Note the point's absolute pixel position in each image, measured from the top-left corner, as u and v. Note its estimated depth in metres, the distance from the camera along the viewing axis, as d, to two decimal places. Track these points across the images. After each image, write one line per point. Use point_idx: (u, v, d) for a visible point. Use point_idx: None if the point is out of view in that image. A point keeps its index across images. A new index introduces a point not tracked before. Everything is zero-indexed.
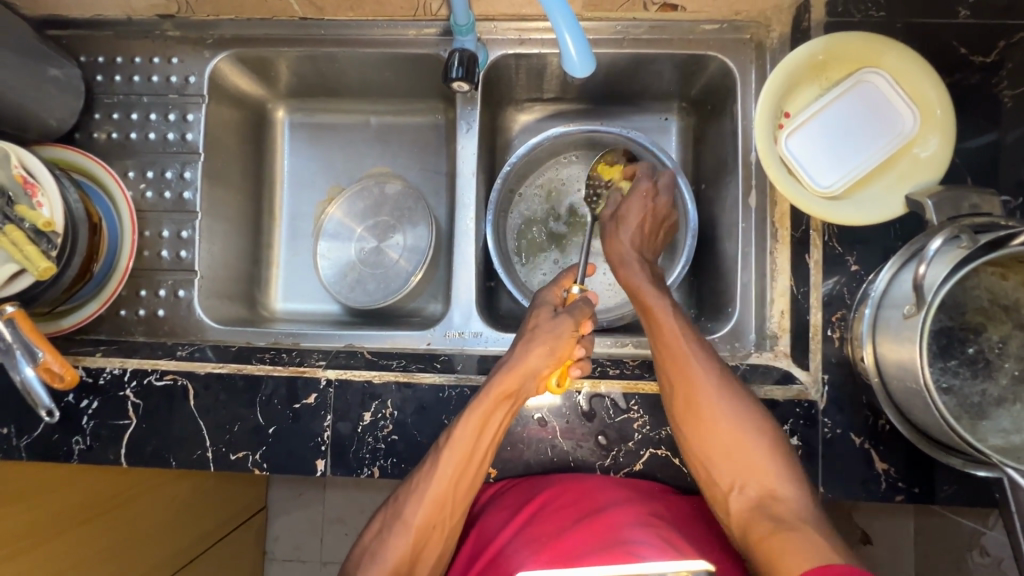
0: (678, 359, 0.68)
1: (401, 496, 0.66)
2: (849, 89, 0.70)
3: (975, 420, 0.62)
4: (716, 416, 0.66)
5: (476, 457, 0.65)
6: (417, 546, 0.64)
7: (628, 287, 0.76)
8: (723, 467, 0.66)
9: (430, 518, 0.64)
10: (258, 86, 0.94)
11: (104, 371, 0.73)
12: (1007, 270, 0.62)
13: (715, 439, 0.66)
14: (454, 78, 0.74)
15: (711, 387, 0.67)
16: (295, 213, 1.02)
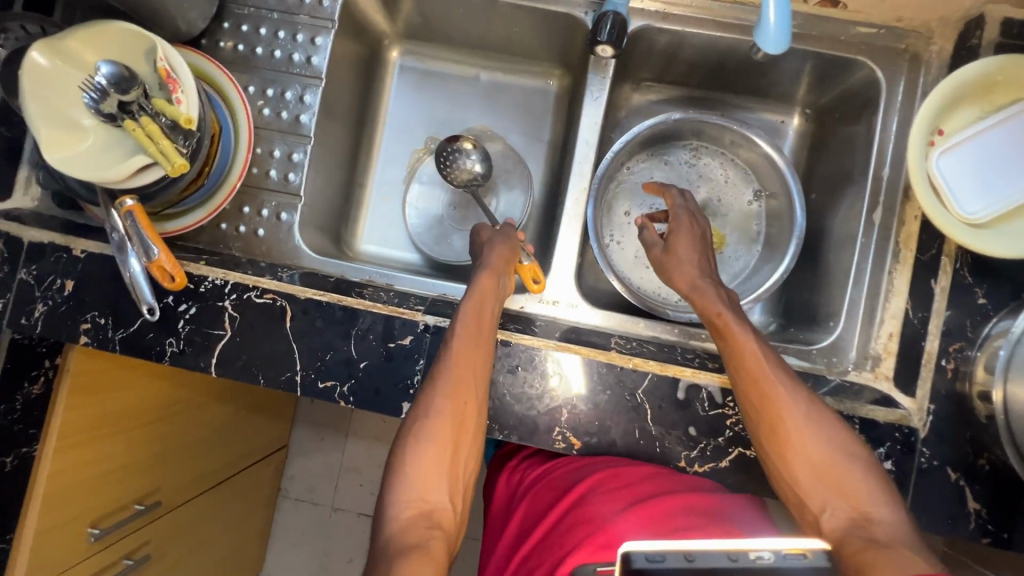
0: (758, 382, 0.63)
1: (408, 430, 0.63)
2: (1013, 117, 0.67)
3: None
4: (802, 427, 0.61)
5: (471, 386, 0.65)
6: (427, 479, 0.60)
7: (702, 296, 0.71)
8: (812, 488, 0.59)
9: (437, 448, 0.61)
10: (381, 22, 0.92)
11: (206, 280, 0.73)
12: None
13: (799, 454, 0.60)
14: (601, 40, 0.72)
15: (796, 408, 0.62)
16: (391, 157, 1.00)
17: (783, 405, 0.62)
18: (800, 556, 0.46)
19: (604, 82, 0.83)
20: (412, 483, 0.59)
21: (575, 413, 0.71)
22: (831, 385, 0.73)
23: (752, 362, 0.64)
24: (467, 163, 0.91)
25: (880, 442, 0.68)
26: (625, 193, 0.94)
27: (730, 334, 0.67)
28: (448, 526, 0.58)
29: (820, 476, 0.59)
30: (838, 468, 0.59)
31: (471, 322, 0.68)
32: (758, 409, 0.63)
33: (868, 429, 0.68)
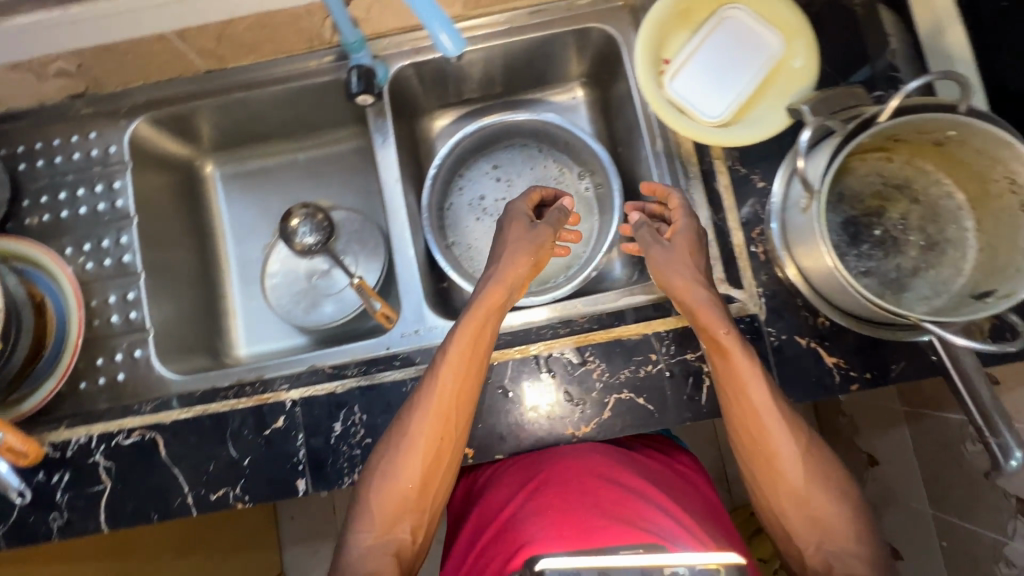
0: (751, 413, 0.66)
1: (372, 468, 0.68)
2: (716, 27, 0.77)
3: (900, 293, 0.67)
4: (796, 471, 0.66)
5: (455, 420, 0.68)
6: (397, 510, 0.68)
7: (705, 313, 0.66)
8: (803, 527, 0.66)
9: (408, 482, 0.67)
10: (184, 146, 0.97)
11: (71, 443, 0.73)
12: (890, 152, 0.69)
13: (792, 495, 0.67)
14: (355, 93, 0.79)
15: (793, 451, 0.66)
16: (243, 259, 1.04)
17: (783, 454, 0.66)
18: (713, 570, 0.53)
19: (387, 123, 0.88)
20: (375, 515, 0.67)
21: None
22: (682, 306, 0.76)
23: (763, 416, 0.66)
24: (299, 237, 1.01)
25: None
26: (459, 191, 1.01)
27: (733, 362, 0.65)
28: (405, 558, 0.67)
29: (801, 516, 0.66)
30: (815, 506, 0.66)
31: (468, 351, 0.68)
32: (755, 444, 0.67)
33: None
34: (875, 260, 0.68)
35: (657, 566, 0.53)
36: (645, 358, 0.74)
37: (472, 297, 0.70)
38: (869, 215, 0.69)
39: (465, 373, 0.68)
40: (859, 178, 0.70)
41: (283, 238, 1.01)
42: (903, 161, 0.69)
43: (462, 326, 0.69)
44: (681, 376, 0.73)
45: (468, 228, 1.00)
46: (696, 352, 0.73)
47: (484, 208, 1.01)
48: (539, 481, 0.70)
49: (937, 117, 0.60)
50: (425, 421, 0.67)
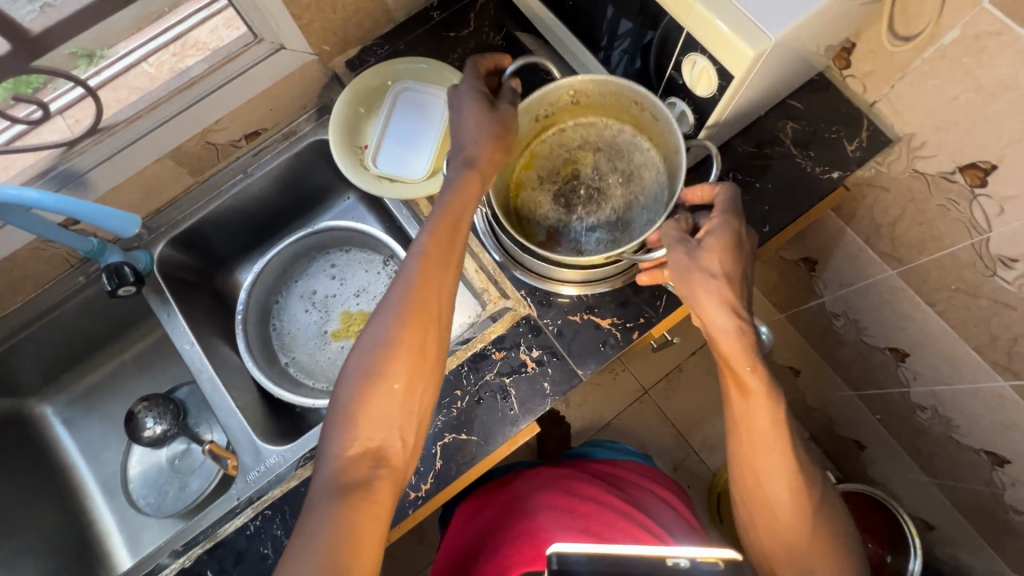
0: (753, 437, 0.67)
1: (350, 376, 0.62)
2: (394, 104, 0.89)
3: (627, 228, 0.77)
4: (788, 486, 0.66)
5: (434, 315, 0.64)
6: (389, 414, 0.62)
7: (705, 309, 0.65)
8: (781, 551, 0.67)
9: (393, 380, 0.62)
10: (0, 402, 1.00)
11: None
12: (557, 125, 0.79)
13: (783, 520, 0.67)
14: (111, 289, 0.87)
15: (784, 475, 0.66)
16: (104, 476, 1.04)
17: (772, 469, 0.66)
18: (712, 562, 0.56)
19: (168, 299, 0.94)
20: (360, 426, 0.61)
21: None
22: (472, 333, 0.81)
23: (765, 436, 0.66)
24: (148, 428, 1.00)
25: (517, 344, 0.79)
26: (281, 313, 1.05)
27: (715, 333, 0.66)
28: (366, 532, 0.57)
29: (779, 531, 0.67)
30: (804, 533, 0.66)
31: (433, 286, 0.64)
32: (746, 464, 0.68)
33: (500, 344, 0.80)
34: (594, 215, 0.77)
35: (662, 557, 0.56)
36: (452, 396, 0.78)
37: (443, 193, 0.67)
38: (573, 178, 0.79)
39: (446, 265, 0.65)
40: (552, 156, 0.80)
41: (130, 435, 1.00)
42: (573, 124, 0.79)
43: (414, 257, 0.65)
44: (489, 397, 0.78)
45: (298, 342, 1.04)
46: (493, 370, 0.79)
47: (313, 317, 1.06)
48: (572, 504, 0.81)
49: (555, 87, 0.72)
50: (400, 355, 0.62)
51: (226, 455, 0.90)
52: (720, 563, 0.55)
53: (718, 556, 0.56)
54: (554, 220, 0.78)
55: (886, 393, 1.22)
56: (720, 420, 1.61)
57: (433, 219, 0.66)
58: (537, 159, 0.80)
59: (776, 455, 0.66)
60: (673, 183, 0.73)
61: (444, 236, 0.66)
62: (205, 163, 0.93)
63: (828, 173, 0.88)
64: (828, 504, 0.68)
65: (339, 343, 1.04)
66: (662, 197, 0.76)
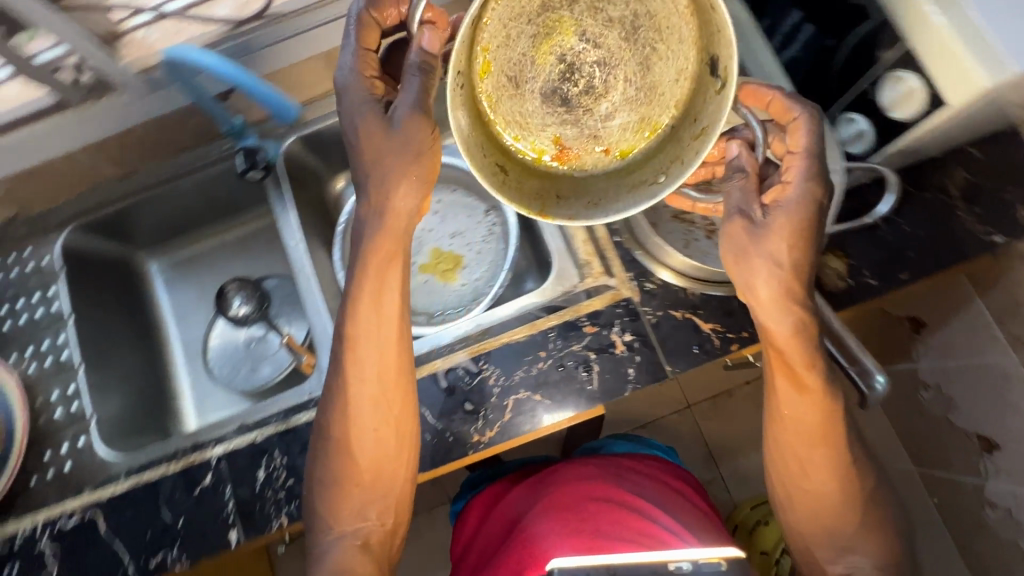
0: (788, 423, 0.69)
1: (325, 406, 0.74)
2: None
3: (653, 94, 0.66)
4: (830, 477, 0.69)
5: (401, 350, 0.72)
6: (362, 431, 0.71)
7: (762, 310, 0.66)
8: (819, 530, 0.70)
9: (365, 403, 0.71)
10: (115, 247, 1.06)
11: (19, 534, 0.78)
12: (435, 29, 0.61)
13: (824, 503, 0.70)
14: (241, 169, 0.94)
15: (826, 457, 0.69)
16: (187, 340, 1.12)
17: (817, 463, 0.69)
18: (714, 562, 0.59)
19: (285, 193, 0.97)
20: (338, 441, 0.72)
21: None
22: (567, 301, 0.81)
23: (807, 428, 0.68)
24: (234, 307, 1.07)
25: (610, 324, 0.78)
26: None
27: (774, 336, 0.66)
28: (375, 479, 0.72)
29: (827, 519, 0.70)
30: (844, 517, 0.69)
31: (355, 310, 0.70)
32: (790, 448, 0.70)
33: (594, 319, 0.79)
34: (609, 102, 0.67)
35: (663, 561, 0.59)
36: (535, 356, 0.78)
37: (359, 261, 0.70)
38: (559, 62, 0.66)
39: (384, 304, 0.70)
40: (519, 48, 0.64)
41: (218, 309, 1.07)
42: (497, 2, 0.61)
43: (371, 297, 0.70)
44: (571, 367, 0.77)
45: None
46: (581, 342, 0.78)
47: None
48: (562, 507, 0.81)
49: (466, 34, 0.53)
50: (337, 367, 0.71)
51: (304, 352, 0.95)
52: (723, 565, 0.58)
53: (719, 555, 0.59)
54: (557, 125, 0.68)
55: (956, 480, 1.15)
56: (758, 455, 1.56)
57: (369, 256, 0.70)
58: (496, 50, 0.63)
59: (819, 445, 0.68)
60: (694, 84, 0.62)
61: (394, 247, 0.70)
62: None
63: (990, 236, 0.76)
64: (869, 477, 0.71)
65: (423, 276, 1.05)
66: (692, 67, 0.63)
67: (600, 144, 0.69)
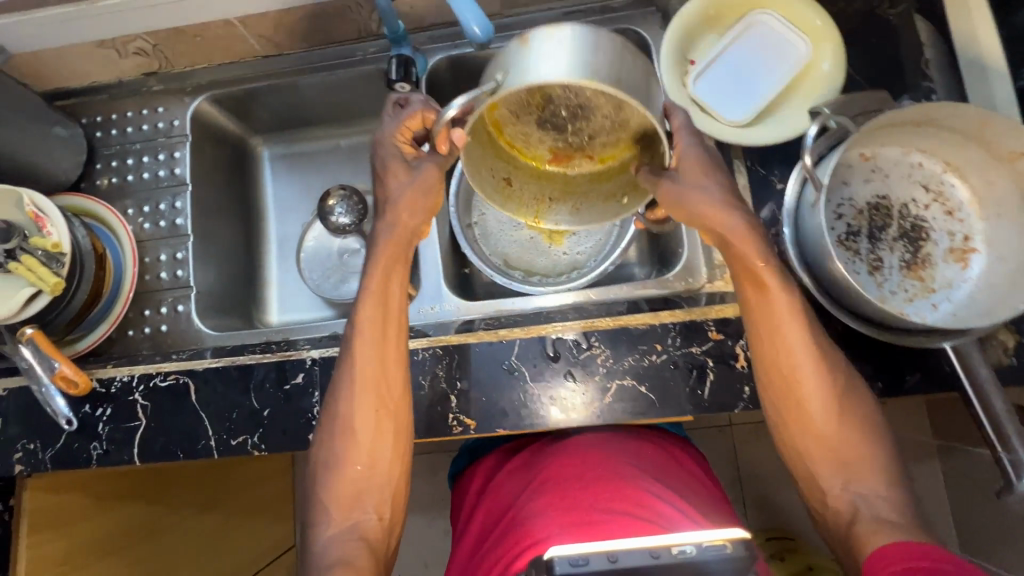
0: (772, 337, 0.67)
1: (337, 383, 0.72)
2: (745, 32, 0.78)
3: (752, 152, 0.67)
4: (826, 413, 0.67)
5: (393, 342, 0.71)
6: (376, 412, 0.71)
7: (738, 245, 0.67)
8: (821, 457, 0.68)
9: (376, 385, 0.70)
10: (237, 126, 1.05)
11: (115, 380, 0.80)
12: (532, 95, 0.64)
13: (818, 427, 0.68)
14: (394, 80, 0.84)
15: (810, 368, 0.67)
16: (283, 235, 1.12)
17: (812, 398, 0.67)
18: (720, 547, 0.56)
19: None
20: (348, 419, 0.71)
21: (465, 396, 0.76)
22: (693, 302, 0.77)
23: (788, 339, 0.66)
24: (335, 216, 1.04)
25: (738, 335, 0.73)
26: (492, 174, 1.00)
27: (766, 287, 0.67)
28: (374, 469, 0.71)
29: (831, 453, 0.67)
30: (849, 443, 0.67)
31: (388, 297, 0.72)
32: (778, 375, 0.68)
33: (721, 326, 0.74)
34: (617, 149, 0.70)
35: (665, 545, 0.56)
36: (650, 347, 0.74)
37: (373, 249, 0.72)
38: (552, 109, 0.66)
39: (385, 303, 0.71)
40: (531, 127, 0.67)
41: (318, 214, 1.06)
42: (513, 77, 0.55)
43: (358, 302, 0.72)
44: (684, 368, 0.73)
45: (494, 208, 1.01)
46: (701, 346, 0.74)
47: None
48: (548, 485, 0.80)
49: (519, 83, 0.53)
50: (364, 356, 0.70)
51: None
52: (729, 548, 0.55)
53: (724, 539, 0.56)
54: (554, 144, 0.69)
55: None
56: (789, 492, 1.52)
57: (375, 261, 0.72)
58: (502, 110, 0.65)
59: (802, 358, 0.67)
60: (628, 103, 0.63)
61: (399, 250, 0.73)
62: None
63: None
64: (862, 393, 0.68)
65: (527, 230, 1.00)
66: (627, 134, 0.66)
67: (589, 153, 0.69)
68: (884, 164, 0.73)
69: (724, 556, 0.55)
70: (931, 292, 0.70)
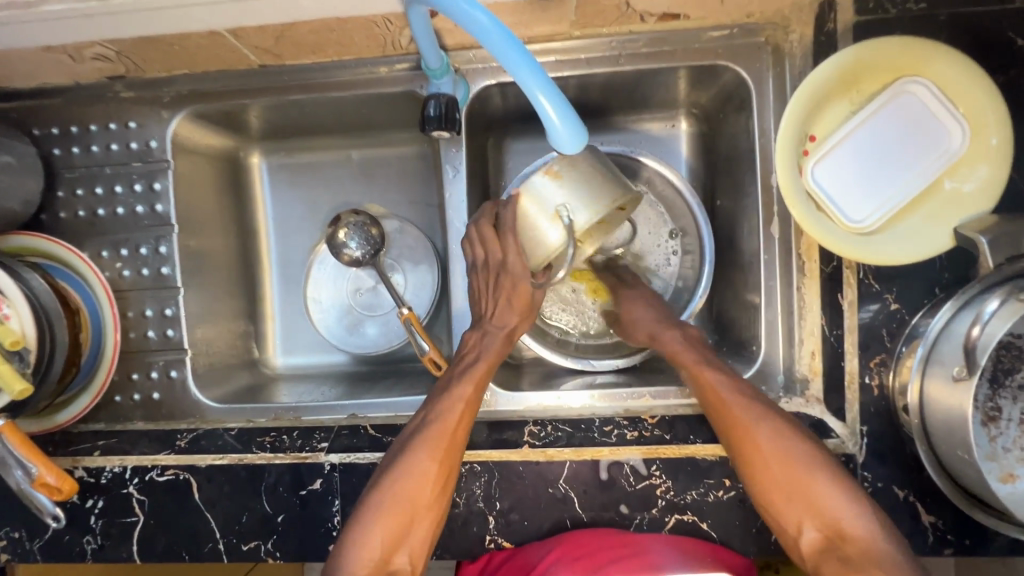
0: (720, 407, 0.63)
1: (409, 434, 0.65)
2: (888, 104, 0.61)
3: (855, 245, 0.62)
4: (781, 455, 0.59)
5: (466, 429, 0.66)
6: (437, 482, 0.63)
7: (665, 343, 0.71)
8: (786, 511, 0.59)
9: (447, 452, 0.63)
10: (228, 137, 0.86)
11: (104, 470, 0.72)
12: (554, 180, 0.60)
13: (773, 483, 0.59)
14: (431, 128, 0.66)
15: (762, 429, 0.61)
16: (285, 260, 0.95)
17: (767, 451, 0.60)
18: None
19: (460, 154, 0.76)
20: (410, 473, 0.62)
21: (504, 519, 0.68)
22: None
23: (723, 404, 0.63)
24: (348, 250, 0.90)
25: None
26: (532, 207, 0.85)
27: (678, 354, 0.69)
28: (422, 514, 0.61)
29: (790, 493, 0.59)
30: (804, 475, 0.58)
31: (489, 356, 0.69)
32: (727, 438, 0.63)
33: None
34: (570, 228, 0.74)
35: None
36: (718, 482, 0.66)
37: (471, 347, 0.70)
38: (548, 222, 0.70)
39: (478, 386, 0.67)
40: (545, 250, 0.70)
41: (329, 246, 0.90)
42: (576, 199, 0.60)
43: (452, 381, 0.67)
44: (754, 508, 0.66)
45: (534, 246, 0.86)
46: None
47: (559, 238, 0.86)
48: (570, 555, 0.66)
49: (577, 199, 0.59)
50: (461, 396, 0.65)
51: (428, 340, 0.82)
52: None
53: None
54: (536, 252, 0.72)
55: None
56: None
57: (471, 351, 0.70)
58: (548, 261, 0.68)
59: (754, 423, 0.61)
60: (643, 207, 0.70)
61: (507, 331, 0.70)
62: (597, 19, 0.68)
63: None
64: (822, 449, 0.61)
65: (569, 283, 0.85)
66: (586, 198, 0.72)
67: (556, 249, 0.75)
68: None
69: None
70: None
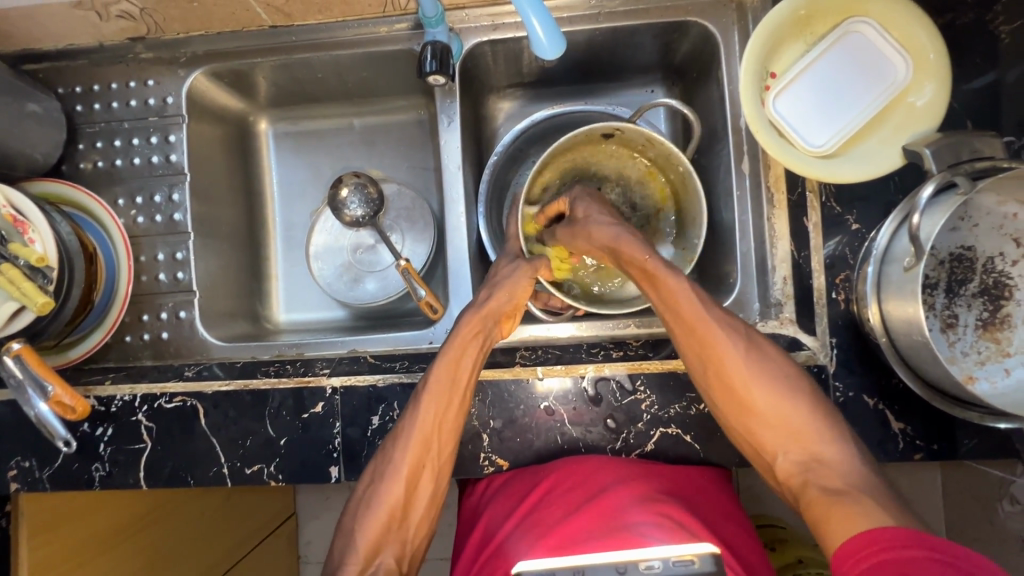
0: (690, 315, 0.65)
1: (389, 442, 0.66)
2: (836, 42, 0.68)
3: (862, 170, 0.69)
4: (759, 390, 0.63)
5: (443, 432, 0.65)
6: (410, 486, 0.64)
7: (627, 247, 0.69)
8: (763, 433, 0.63)
9: (419, 457, 0.64)
10: (237, 99, 0.91)
11: (115, 399, 0.75)
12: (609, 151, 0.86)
13: (754, 413, 0.63)
14: (428, 71, 0.73)
15: (729, 339, 0.64)
16: (289, 223, 0.99)
17: (731, 362, 0.63)
18: (687, 562, 0.53)
19: (454, 105, 0.83)
20: (391, 490, 0.63)
21: (496, 437, 0.72)
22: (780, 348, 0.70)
23: (695, 319, 0.64)
24: (349, 209, 0.94)
25: None
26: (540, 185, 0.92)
27: (660, 281, 0.66)
28: (409, 512, 0.64)
29: (764, 418, 0.63)
30: (764, 389, 0.63)
31: (467, 358, 0.68)
32: (694, 348, 0.65)
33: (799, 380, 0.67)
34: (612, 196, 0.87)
35: (632, 561, 0.53)
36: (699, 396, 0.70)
37: (447, 336, 0.69)
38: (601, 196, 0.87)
39: (454, 384, 0.66)
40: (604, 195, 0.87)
41: (330, 206, 0.94)
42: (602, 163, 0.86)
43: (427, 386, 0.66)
44: None
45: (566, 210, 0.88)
46: None
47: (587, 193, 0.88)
48: (539, 492, 0.68)
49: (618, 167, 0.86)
50: (437, 403, 0.65)
51: (423, 286, 0.83)
52: (696, 564, 0.52)
53: (694, 555, 0.53)
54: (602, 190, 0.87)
55: None
56: None
57: (456, 329, 0.70)
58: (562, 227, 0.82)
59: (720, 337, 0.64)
60: (687, 176, 0.79)
61: (481, 325, 0.70)
62: None
63: None
64: (792, 367, 0.65)
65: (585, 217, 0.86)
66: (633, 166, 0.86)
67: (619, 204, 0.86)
68: (973, 211, 0.65)
69: (690, 572, 0.52)
70: (1005, 356, 0.64)
